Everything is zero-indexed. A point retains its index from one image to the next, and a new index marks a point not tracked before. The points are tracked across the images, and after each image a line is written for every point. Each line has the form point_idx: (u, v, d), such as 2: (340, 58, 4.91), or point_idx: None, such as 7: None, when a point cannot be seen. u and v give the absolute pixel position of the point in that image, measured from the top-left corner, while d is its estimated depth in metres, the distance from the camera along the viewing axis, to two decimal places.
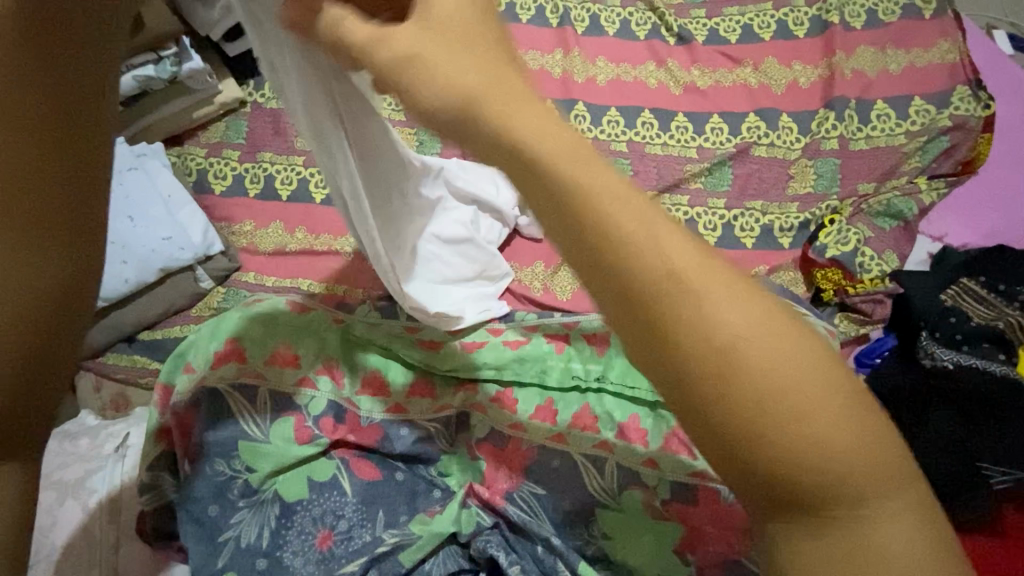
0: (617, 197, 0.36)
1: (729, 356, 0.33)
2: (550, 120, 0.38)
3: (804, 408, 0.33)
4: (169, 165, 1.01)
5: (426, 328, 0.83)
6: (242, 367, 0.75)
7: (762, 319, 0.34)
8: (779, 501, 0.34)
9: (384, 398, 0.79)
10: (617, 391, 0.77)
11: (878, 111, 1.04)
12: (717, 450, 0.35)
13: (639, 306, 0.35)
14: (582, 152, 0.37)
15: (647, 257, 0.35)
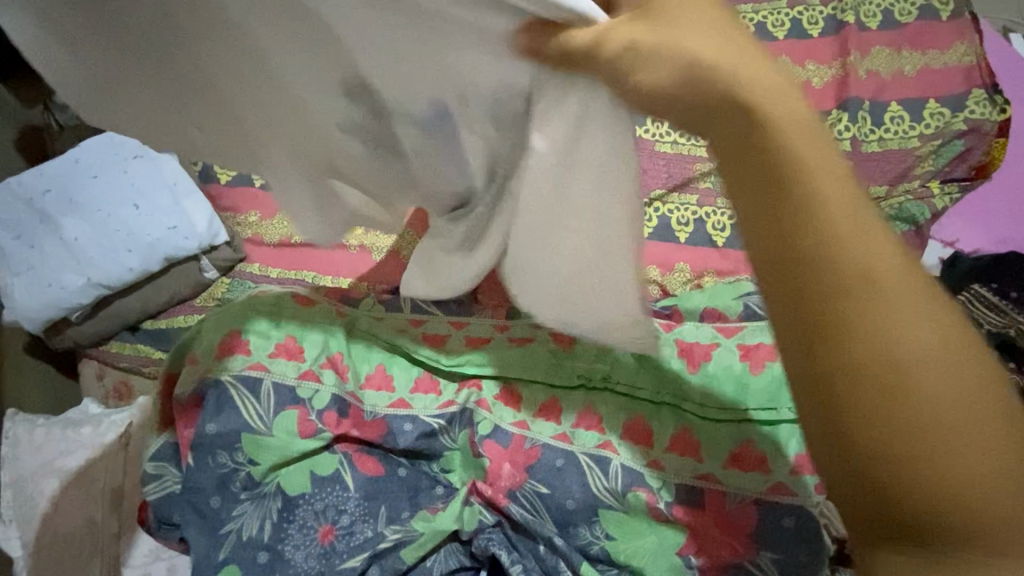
0: (830, 181, 0.35)
1: (903, 371, 0.33)
2: (779, 87, 0.37)
3: (970, 439, 0.33)
4: (175, 153, 0.97)
5: (430, 323, 0.85)
6: (246, 359, 0.75)
7: (943, 343, 0.34)
8: (902, 528, 0.34)
9: (389, 392, 0.80)
10: (623, 391, 0.77)
11: (891, 113, 1.03)
12: (849, 462, 0.34)
13: (822, 294, 0.34)
14: (804, 127, 0.36)
15: (846, 249, 0.34)
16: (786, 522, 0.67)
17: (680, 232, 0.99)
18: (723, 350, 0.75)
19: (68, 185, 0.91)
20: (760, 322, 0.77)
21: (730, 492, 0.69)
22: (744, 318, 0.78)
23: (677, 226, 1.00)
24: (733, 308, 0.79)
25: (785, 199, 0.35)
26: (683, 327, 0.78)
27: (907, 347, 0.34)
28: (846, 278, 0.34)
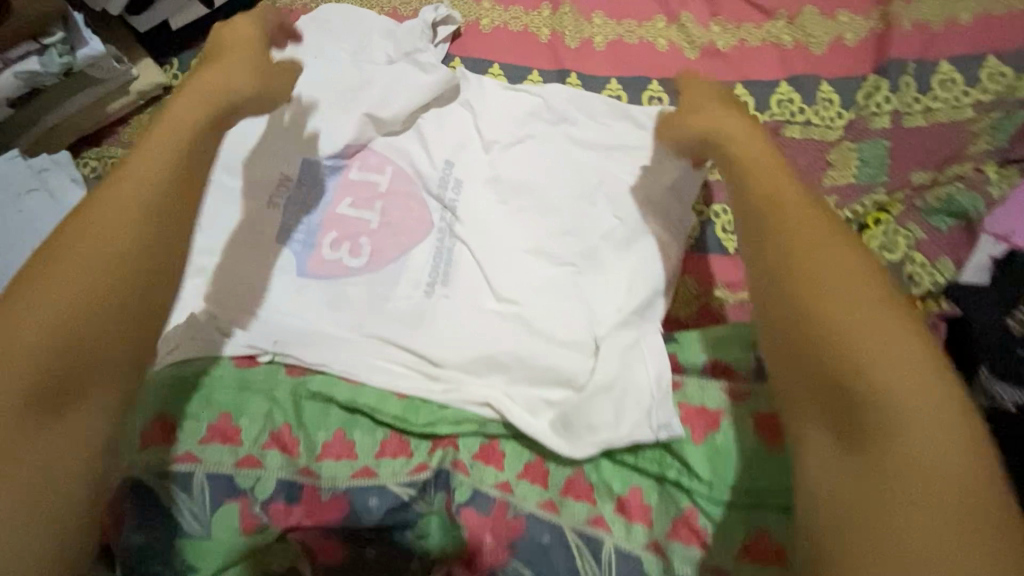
0: (807, 240, 0.58)
1: (864, 370, 0.50)
2: (780, 180, 0.64)
3: (880, 385, 0.49)
4: (78, 178, 0.80)
5: (404, 377, 0.74)
6: (172, 449, 0.67)
7: (881, 319, 0.52)
8: (859, 431, 0.50)
9: (351, 461, 0.70)
10: (616, 457, 0.69)
11: (941, 76, 0.85)
12: (824, 378, 0.52)
13: (787, 289, 0.57)
14: (799, 207, 0.62)
15: (827, 282, 0.55)
16: None
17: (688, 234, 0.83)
18: (731, 419, 0.66)
19: None
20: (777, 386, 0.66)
21: None
22: (756, 379, 0.68)
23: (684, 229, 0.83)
24: (745, 364, 0.69)
25: (781, 264, 0.58)
26: (686, 387, 0.69)
27: (856, 335, 0.52)
28: (840, 320, 0.53)
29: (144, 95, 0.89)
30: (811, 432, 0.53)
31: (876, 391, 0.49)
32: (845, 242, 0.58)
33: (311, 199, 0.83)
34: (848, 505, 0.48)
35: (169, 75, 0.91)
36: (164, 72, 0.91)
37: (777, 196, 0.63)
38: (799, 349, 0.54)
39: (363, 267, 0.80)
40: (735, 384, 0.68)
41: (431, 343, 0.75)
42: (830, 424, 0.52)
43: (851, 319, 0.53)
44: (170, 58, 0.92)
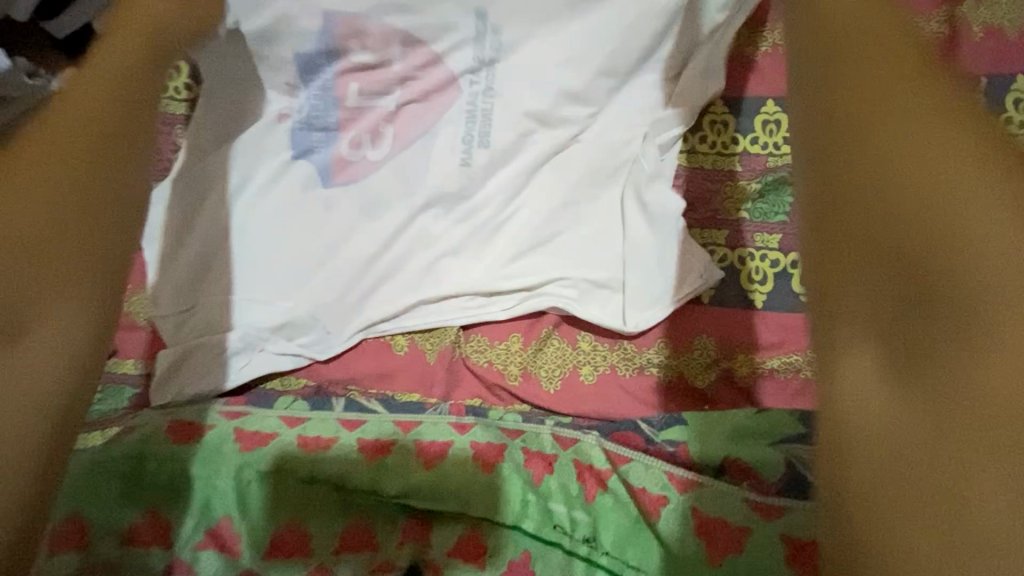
0: (891, 112, 0.43)
1: (954, 230, 0.37)
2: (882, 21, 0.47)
3: (956, 231, 0.37)
4: None
5: (370, 426, 0.69)
6: (86, 559, 0.59)
7: (953, 152, 0.40)
8: (910, 296, 0.38)
9: (303, 560, 0.62)
10: (613, 568, 0.58)
11: (1018, 95, 0.70)
12: (855, 232, 0.42)
13: (861, 145, 0.43)
14: (867, 11, 0.47)
15: (891, 103, 0.43)
16: None
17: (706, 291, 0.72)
18: (758, 539, 0.56)
19: None
20: (811, 505, 0.57)
21: None
22: (785, 492, 0.59)
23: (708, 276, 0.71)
24: (772, 464, 0.60)
25: (849, 132, 0.44)
26: (704, 490, 0.59)
27: (965, 209, 0.37)
28: (905, 163, 0.41)
29: None
30: (875, 349, 0.39)
31: (959, 273, 0.36)
32: (922, 76, 0.43)
33: (318, 97, 0.75)
34: (908, 476, 0.35)
35: None
36: None
37: (850, 40, 0.47)
38: (842, 203, 0.43)
39: (387, 154, 0.75)
40: (764, 496, 0.58)
41: (461, 279, 0.73)
42: (886, 189, 0.41)
43: (900, 152, 0.41)
44: None
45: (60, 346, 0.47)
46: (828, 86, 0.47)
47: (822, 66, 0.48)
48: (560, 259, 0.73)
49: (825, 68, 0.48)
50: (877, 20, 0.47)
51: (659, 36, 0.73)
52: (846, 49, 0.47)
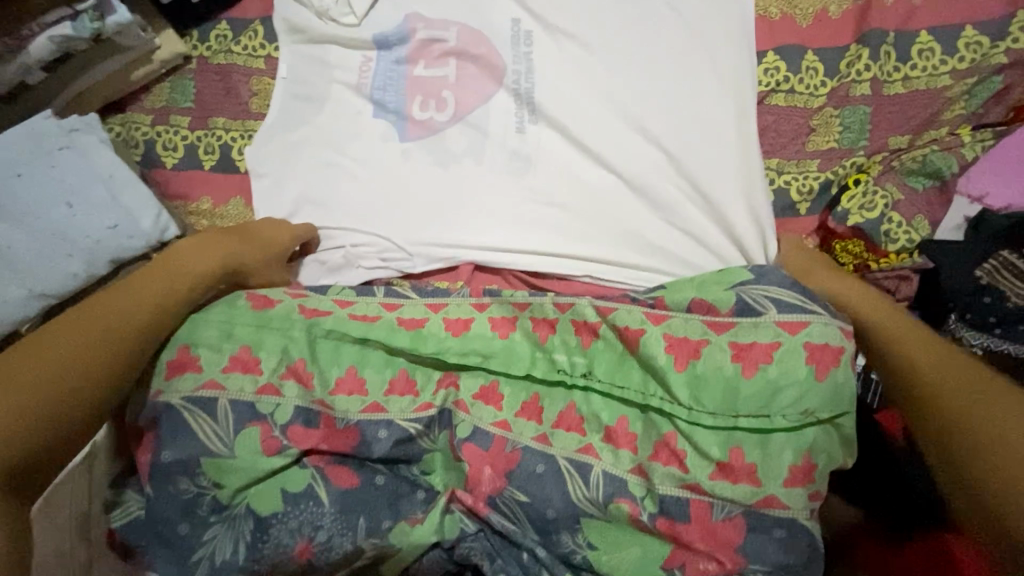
0: (920, 338, 0.69)
1: (949, 407, 0.63)
2: (851, 285, 0.79)
3: (944, 411, 0.63)
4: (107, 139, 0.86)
5: (404, 306, 0.83)
6: (198, 378, 0.71)
7: (957, 372, 0.65)
8: (926, 405, 0.65)
9: (362, 396, 0.76)
10: (605, 390, 0.74)
11: (919, 45, 0.89)
12: (916, 396, 0.66)
13: (922, 370, 0.67)
14: (854, 287, 0.78)
15: (931, 366, 0.67)
16: (777, 534, 0.65)
17: None
18: (713, 348, 0.69)
19: None
20: (754, 318, 0.69)
21: (719, 504, 0.66)
22: (736, 313, 0.71)
23: None
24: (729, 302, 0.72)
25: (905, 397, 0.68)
26: (673, 319, 0.72)
27: (960, 398, 0.63)
28: (935, 365, 0.66)
29: (166, 63, 0.96)
30: (928, 416, 0.65)
31: (950, 434, 0.62)
32: (935, 350, 0.68)
33: (389, 69, 0.95)
34: (975, 479, 0.59)
35: (189, 46, 0.98)
36: (184, 42, 0.98)
37: (876, 303, 0.76)
38: (922, 416, 0.65)
39: (450, 118, 0.93)
40: (716, 316, 0.71)
41: (490, 204, 0.89)
42: (912, 382, 0.67)
43: (927, 363, 0.67)
44: (190, 30, 0.99)
45: (65, 358, 0.64)
46: (892, 319, 0.74)
47: (857, 289, 0.78)
48: (576, 195, 0.89)
49: (866, 302, 0.76)
50: (845, 276, 0.81)
51: (639, 17, 0.95)
52: (863, 310, 0.75)
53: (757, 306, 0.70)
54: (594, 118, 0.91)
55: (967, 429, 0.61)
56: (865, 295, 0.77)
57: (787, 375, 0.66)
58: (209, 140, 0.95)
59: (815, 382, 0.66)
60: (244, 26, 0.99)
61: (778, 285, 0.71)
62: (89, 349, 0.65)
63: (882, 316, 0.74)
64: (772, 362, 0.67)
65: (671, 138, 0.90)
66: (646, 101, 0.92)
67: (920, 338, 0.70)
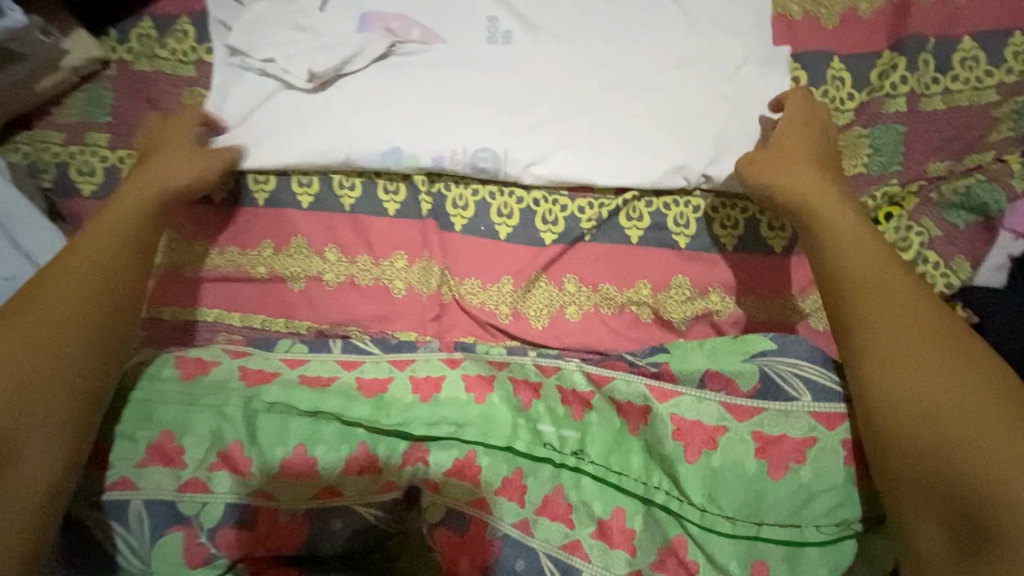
0: (905, 328, 0.51)
1: (943, 458, 0.45)
2: (851, 226, 0.58)
3: (985, 470, 0.43)
4: (2, 171, 0.72)
5: (366, 365, 0.71)
6: (109, 475, 0.60)
7: (993, 433, 0.44)
8: (929, 473, 0.46)
9: (312, 480, 0.63)
10: (598, 474, 0.62)
11: (962, 54, 0.76)
12: (909, 417, 0.48)
13: (879, 412, 0.50)
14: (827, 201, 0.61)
15: (913, 397, 0.48)
16: None
17: (678, 236, 0.78)
18: (733, 438, 0.58)
19: None
20: (783, 405, 0.59)
21: None
22: (757, 394, 0.60)
23: (674, 229, 0.78)
24: (746, 376, 0.61)
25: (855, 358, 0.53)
26: (682, 397, 0.61)
27: (950, 404, 0.46)
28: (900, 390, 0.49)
29: (78, 70, 0.81)
30: (909, 505, 0.47)
31: (999, 512, 0.42)
32: (971, 379, 0.47)
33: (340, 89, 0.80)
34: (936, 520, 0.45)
35: (105, 49, 0.83)
36: (100, 45, 0.83)
37: (866, 245, 0.57)
38: (901, 424, 0.48)
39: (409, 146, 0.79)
40: (737, 398, 0.60)
41: None
42: (894, 415, 0.49)
43: (950, 406, 0.46)
44: (107, 28, 0.84)
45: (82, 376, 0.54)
46: (901, 291, 0.53)
47: (856, 243, 0.57)
48: None
49: (847, 261, 0.56)
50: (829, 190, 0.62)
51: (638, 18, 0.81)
52: (828, 259, 0.57)
53: (789, 388, 0.60)
54: (586, 140, 0.78)
55: (940, 466, 0.45)
56: (863, 236, 0.57)
57: (818, 478, 0.56)
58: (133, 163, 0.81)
59: (848, 483, 0.56)
60: (172, 24, 0.83)
61: (811, 361, 0.61)
62: (78, 368, 0.54)
63: (889, 325, 0.51)
64: (805, 462, 0.57)
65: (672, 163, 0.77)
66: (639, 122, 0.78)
67: (902, 361, 0.49)
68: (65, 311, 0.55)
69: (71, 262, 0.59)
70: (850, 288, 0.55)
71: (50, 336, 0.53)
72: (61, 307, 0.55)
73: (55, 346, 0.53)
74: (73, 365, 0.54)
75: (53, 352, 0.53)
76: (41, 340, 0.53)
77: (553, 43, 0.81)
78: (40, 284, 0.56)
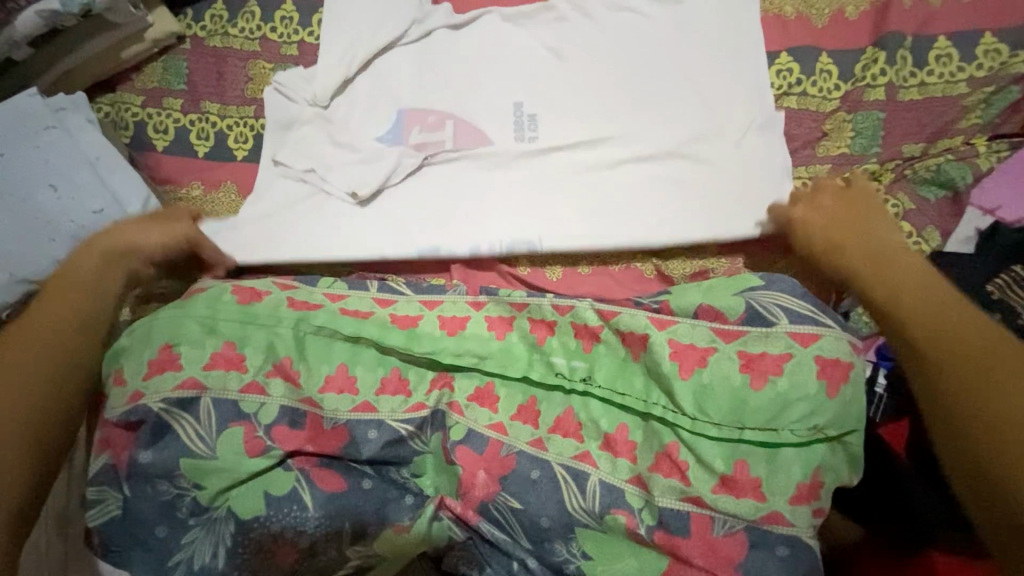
0: (919, 291, 0.59)
1: (991, 377, 0.51)
2: (857, 226, 0.69)
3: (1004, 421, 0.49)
4: (95, 120, 0.83)
5: (399, 304, 0.80)
6: (177, 376, 0.69)
7: (992, 387, 0.50)
8: (964, 394, 0.51)
9: (352, 396, 0.73)
10: (605, 396, 0.71)
11: (936, 51, 0.87)
12: (936, 354, 0.54)
13: (946, 349, 0.54)
14: (837, 207, 0.73)
15: (947, 347, 0.54)
16: (781, 552, 0.63)
17: None
18: (721, 356, 0.68)
19: None
20: (764, 328, 0.68)
21: (720, 519, 0.64)
22: (744, 323, 0.70)
23: None
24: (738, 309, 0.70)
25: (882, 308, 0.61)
26: (677, 326, 0.71)
27: (966, 347, 0.53)
28: (926, 332, 0.56)
29: (159, 42, 0.92)
30: (941, 428, 0.53)
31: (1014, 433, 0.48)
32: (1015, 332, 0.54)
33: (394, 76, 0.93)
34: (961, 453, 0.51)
35: (183, 25, 0.94)
36: (178, 21, 0.94)
37: (858, 236, 0.68)
38: (923, 357, 0.55)
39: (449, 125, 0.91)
40: (725, 325, 0.70)
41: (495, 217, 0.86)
42: (933, 360, 0.54)
43: (987, 342, 0.53)
44: (184, 9, 0.95)
45: (63, 348, 0.61)
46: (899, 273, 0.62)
47: (861, 238, 0.68)
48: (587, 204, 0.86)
49: (850, 254, 0.67)
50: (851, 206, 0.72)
51: (650, 19, 0.92)
52: (834, 248, 0.69)
53: (769, 316, 0.69)
54: (599, 121, 0.89)
55: (981, 409, 0.50)
56: (868, 236, 0.68)
57: (796, 389, 0.65)
58: (202, 124, 0.92)
59: (822, 395, 0.64)
60: (241, 7, 0.95)
61: (788, 293, 0.70)
62: (54, 338, 0.61)
63: (908, 291, 0.60)
64: (782, 373, 0.65)
65: (665, 150, 0.87)
66: (646, 108, 0.89)
67: (937, 314, 0.57)
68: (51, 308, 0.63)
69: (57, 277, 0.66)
70: (859, 270, 0.65)
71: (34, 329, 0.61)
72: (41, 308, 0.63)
73: (40, 329, 0.61)
74: (50, 340, 0.60)
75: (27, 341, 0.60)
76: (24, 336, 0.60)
77: (578, 38, 0.92)
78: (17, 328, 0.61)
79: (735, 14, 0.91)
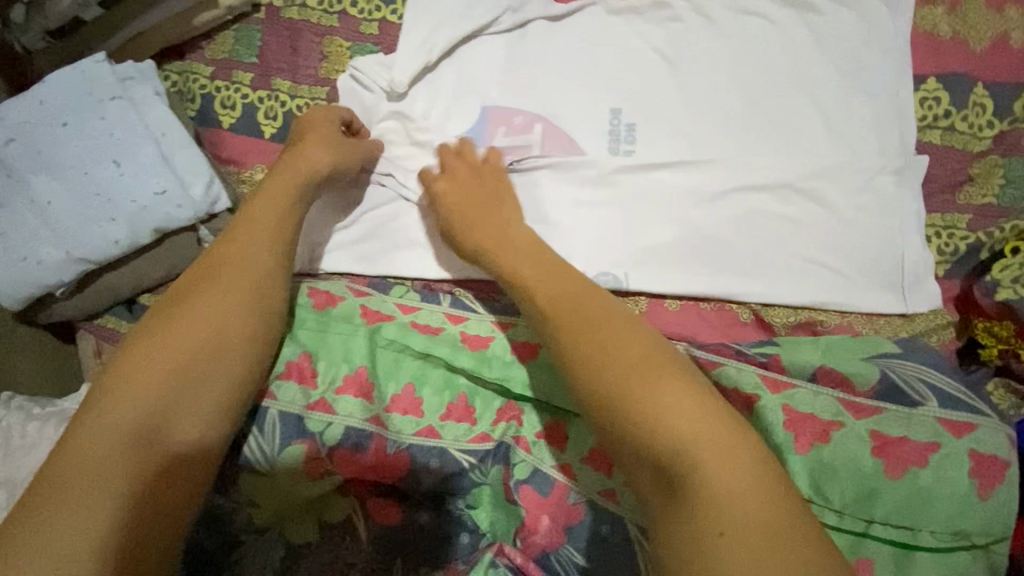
0: (636, 383, 0.48)
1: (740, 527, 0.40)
2: (595, 302, 0.56)
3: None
4: (163, 92, 0.78)
5: (470, 321, 0.74)
6: None
7: (750, 498, 0.41)
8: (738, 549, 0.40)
9: (417, 418, 0.67)
10: None
11: None
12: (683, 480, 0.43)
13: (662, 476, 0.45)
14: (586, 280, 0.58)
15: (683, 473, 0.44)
16: None
17: None
18: (849, 434, 0.59)
19: (36, 135, 0.73)
20: (907, 408, 0.61)
21: None
22: (877, 395, 0.62)
23: None
24: (866, 376, 0.63)
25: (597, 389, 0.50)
26: (797, 390, 0.62)
27: (719, 471, 0.42)
28: (661, 435, 0.45)
29: (233, 10, 0.85)
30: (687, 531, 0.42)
31: None
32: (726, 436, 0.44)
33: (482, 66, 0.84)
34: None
35: None
36: None
37: (586, 301, 0.56)
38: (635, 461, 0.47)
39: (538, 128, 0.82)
40: (854, 397, 0.62)
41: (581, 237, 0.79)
42: (643, 461, 0.46)
43: (708, 472, 0.42)
44: None
45: (201, 382, 0.57)
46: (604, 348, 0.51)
47: (617, 328, 0.53)
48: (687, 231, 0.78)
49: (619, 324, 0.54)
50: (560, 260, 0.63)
51: (776, 26, 0.81)
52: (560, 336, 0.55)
53: (911, 392, 0.62)
54: (706, 139, 0.80)
55: (802, 573, 0.37)
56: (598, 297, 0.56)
57: (941, 486, 0.57)
58: (271, 103, 0.85)
59: (959, 494, 0.56)
60: None
61: (931, 367, 0.64)
62: (195, 371, 0.57)
63: (620, 365, 0.50)
64: (926, 465, 0.57)
65: (779, 178, 0.77)
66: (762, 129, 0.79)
67: (705, 412, 0.46)
68: (194, 330, 0.59)
69: (204, 292, 0.61)
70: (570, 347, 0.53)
71: (176, 356, 0.57)
72: (186, 326, 0.59)
73: (178, 355, 0.57)
74: (188, 375, 0.56)
75: (166, 369, 0.56)
76: (168, 360, 0.57)
77: (693, 42, 0.82)
78: (161, 344, 0.58)
79: (878, 28, 0.79)
